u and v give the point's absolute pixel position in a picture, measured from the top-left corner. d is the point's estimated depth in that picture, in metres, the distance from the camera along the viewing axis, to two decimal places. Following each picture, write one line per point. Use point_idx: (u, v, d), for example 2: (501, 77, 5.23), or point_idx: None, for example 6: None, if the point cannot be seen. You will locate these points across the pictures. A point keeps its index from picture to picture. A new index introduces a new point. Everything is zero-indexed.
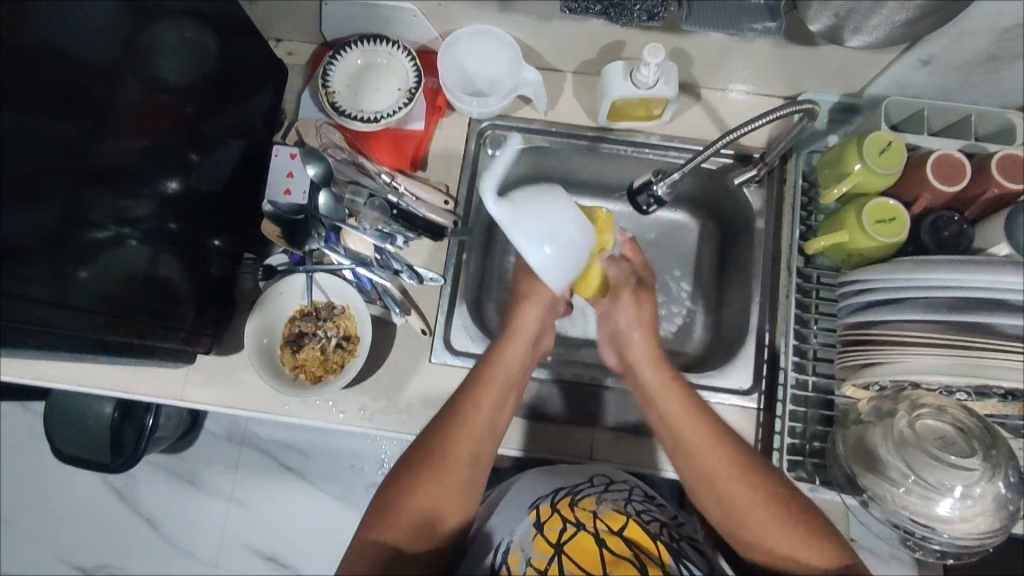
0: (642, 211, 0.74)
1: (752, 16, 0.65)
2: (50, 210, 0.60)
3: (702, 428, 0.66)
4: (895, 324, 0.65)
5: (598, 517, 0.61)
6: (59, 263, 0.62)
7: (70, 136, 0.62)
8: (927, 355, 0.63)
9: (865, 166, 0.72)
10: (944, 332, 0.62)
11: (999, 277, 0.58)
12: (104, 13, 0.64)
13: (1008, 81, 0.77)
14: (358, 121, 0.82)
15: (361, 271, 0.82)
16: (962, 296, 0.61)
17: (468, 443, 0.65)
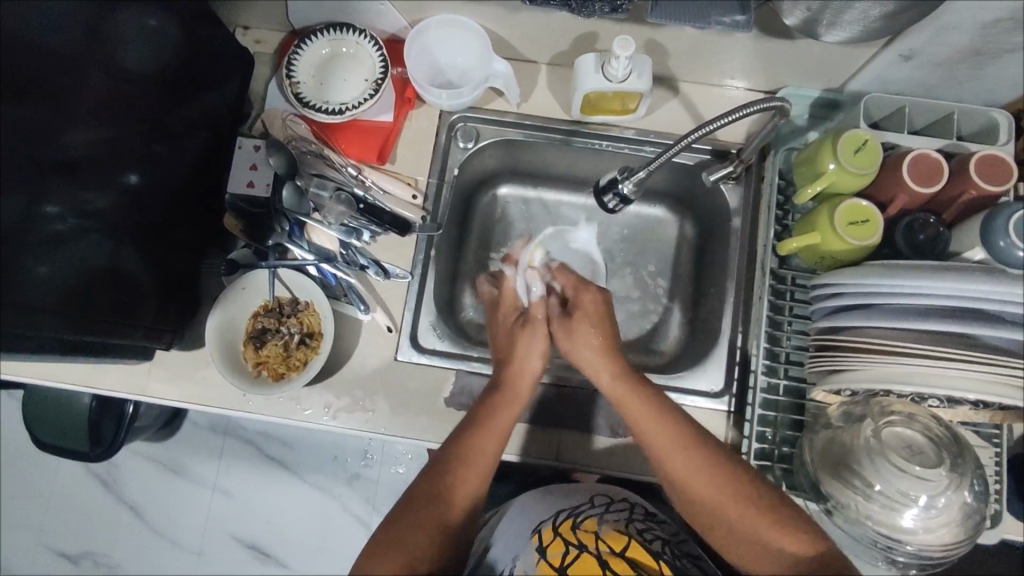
0: (609, 211, 0.71)
1: (721, 8, 0.61)
2: (8, 199, 0.58)
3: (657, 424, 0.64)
4: (866, 330, 0.63)
5: (600, 538, 0.61)
6: (17, 256, 0.60)
7: (32, 125, 0.60)
8: (893, 361, 0.60)
9: (838, 166, 0.70)
10: (915, 340, 0.60)
11: (971, 284, 0.57)
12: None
13: (993, 78, 0.75)
14: (323, 113, 0.79)
15: (325, 267, 0.80)
16: (940, 303, 0.59)
17: (465, 479, 0.62)
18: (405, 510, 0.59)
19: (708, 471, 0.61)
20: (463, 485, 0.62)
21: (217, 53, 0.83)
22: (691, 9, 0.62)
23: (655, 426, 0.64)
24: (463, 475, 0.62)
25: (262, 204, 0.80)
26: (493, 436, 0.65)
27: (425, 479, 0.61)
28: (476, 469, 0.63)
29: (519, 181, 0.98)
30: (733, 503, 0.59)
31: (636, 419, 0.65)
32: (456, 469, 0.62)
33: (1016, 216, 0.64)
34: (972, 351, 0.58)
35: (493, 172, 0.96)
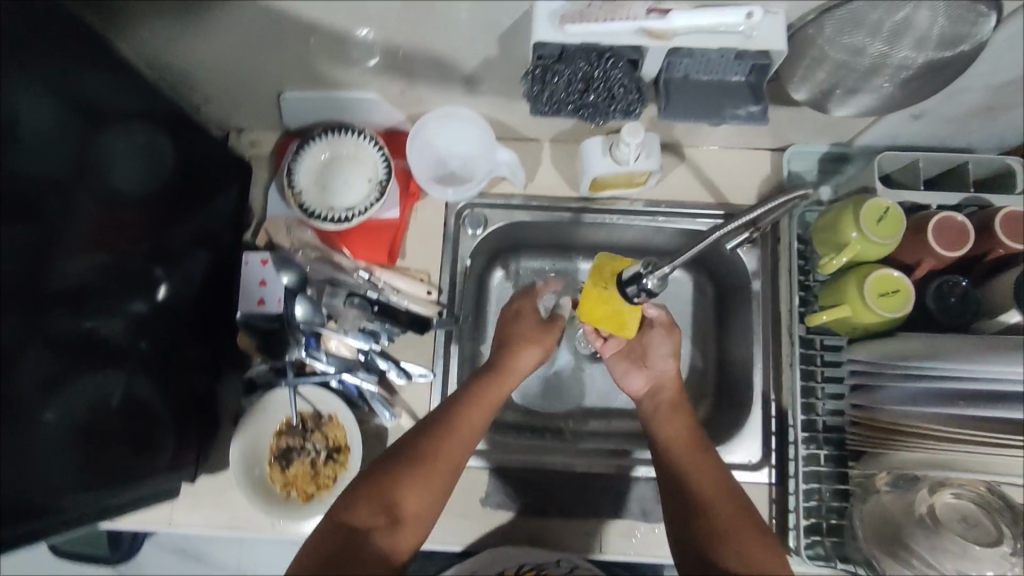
0: (633, 303, 0.67)
1: (733, 100, 0.61)
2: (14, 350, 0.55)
3: (676, 423, 0.70)
4: (904, 412, 0.62)
5: None
6: (28, 410, 0.57)
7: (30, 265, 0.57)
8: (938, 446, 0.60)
9: (861, 235, 0.69)
10: (958, 424, 0.59)
11: (1018, 367, 0.55)
12: (53, 126, 0.59)
13: (1003, 127, 0.74)
14: (329, 222, 0.77)
15: (347, 378, 0.78)
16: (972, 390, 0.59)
17: (422, 490, 0.60)
18: (361, 499, 0.58)
19: (711, 472, 0.65)
20: (418, 496, 0.60)
21: (208, 160, 0.82)
22: (703, 104, 0.61)
23: (674, 425, 0.70)
24: (416, 479, 0.60)
25: (275, 318, 0.79)
26: (454, 440, 0.64)
27: (381, 474, 0.60)
28: (432, 475, 0.61)
29: (529, 255, 0.95)
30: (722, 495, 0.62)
31: (664, 422, 0.70)
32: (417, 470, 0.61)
33: None
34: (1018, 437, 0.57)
35: (503, 250, 0.94)
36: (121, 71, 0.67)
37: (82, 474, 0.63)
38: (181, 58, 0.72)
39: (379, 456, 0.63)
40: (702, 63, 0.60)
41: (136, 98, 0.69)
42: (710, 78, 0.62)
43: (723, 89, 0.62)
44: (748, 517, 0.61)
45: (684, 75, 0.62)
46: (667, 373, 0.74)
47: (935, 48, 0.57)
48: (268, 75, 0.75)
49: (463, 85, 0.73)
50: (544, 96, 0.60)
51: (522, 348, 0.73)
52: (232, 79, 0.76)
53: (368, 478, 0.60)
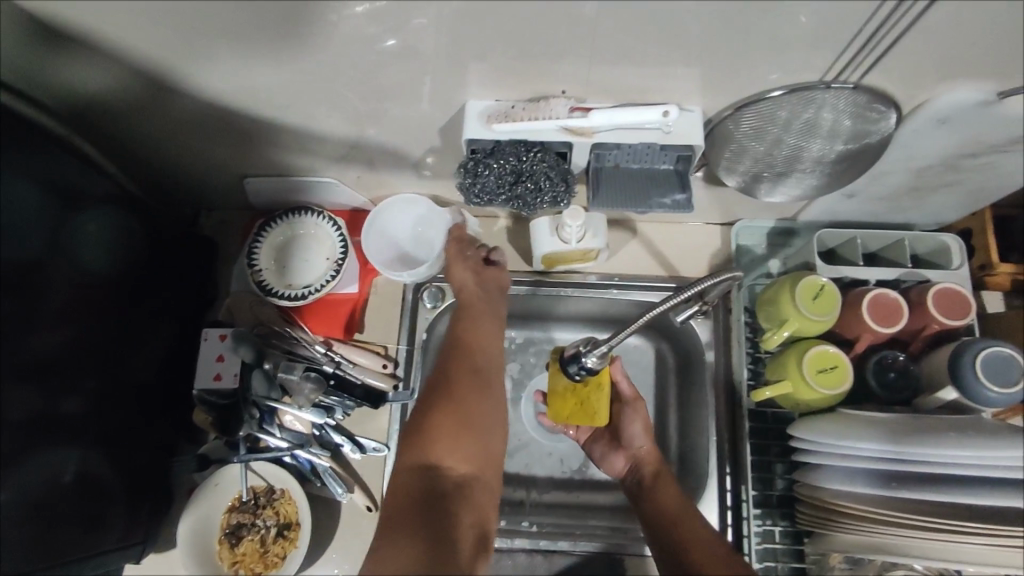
0: (575, 380, 0.69)
1: (660, 190, 0.64)
2: None
3: (666, 489, 0.72)
4: (846, 496, 0.62)
5: None
6: None
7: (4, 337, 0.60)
8: (883, 530, 0.59)
9: (798, 313, 0.70)
10: (902, 508, 0.58)
11: (949, 453, 0.55)
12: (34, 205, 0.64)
13: (935, 205, 0.77)
14: (285, 299, 0.80)
15: (300, 453, 0.79)
16: (904, 470, 0.59)
17: (453, 404, 0.58)
18: (434, 443, 0.55)
19: (700, 538, 0.64)
20: (451, 446, 0.55)
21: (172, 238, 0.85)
22: (631, 192, 0.64)
23: (665, 500, 0.70)
24: (450, 415, 0.57)
25: (230, 395, 0.77)
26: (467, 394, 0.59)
27: (419, 424, 0.56)
28: (463, 424, 0.57)
29: None
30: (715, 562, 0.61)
31: (656, 497, 0.71)
32: (440, 407, 0.57)
33: (983, 352, 0.64)
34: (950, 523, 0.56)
35: None
36: (83, 157, 0.72)
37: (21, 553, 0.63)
38: (150, 146, 0.77)
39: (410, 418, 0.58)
40: (631, 154, 0.64)
41: (104, 182, 0.74)
42: (640, 167, 0.65)
43: (651, 178, 0.65)
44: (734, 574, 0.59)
45: (615, 165, 0.65)
46: (643, 447, 0.77)
47: (845, 141, 0.60)
48: (233, 161, 0.79)
49: (416, 171, 0.77)
50: (476, 186, 0.64)
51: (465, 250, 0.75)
52: (201, 164, 0.81)
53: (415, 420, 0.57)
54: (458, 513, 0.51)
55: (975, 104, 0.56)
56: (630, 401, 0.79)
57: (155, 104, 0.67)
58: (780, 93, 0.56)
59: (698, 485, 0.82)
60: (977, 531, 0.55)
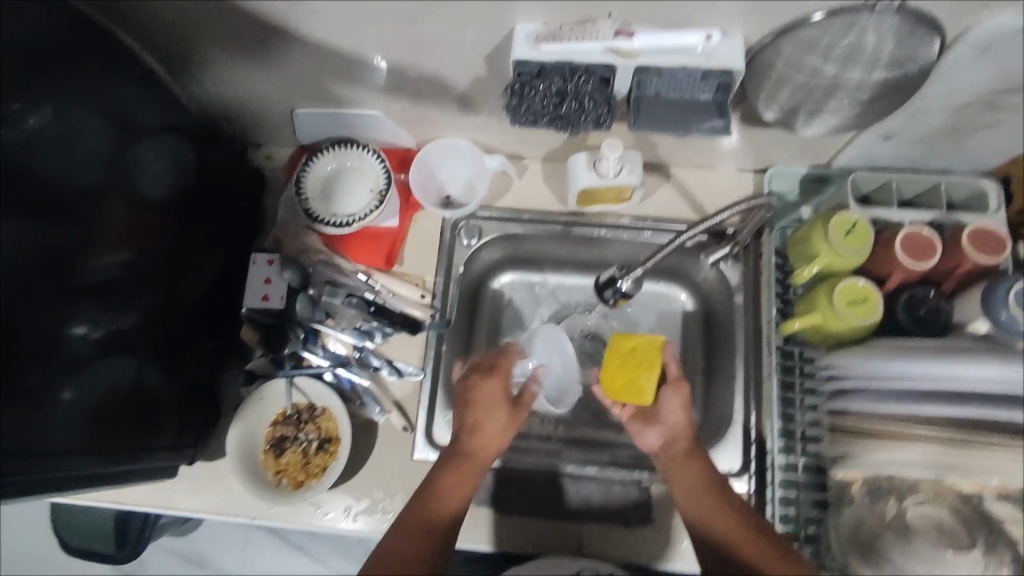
0: (608, 305, 0.72)
1: (699, 115, 0.66)
2: (38, 323, 0.61)
3: (697, 475, 0.70)
4: (868, 416, 0.67)
5: None
6: (50, 374, 0.63)
7: (64, 248, 0.64)
8: (908, 446, 0.65)
9: (832, 248, 0.71)
10: (923, 423, 0.64)
11: (963, 370, 0.61)
12: (93, 131, 0.68)
13: (974, 150, 0.77)
14: (331, 226, 0.84)
15: (340, 372, 0.83)
16: (933, 391, 0.63)
17: (467, 463, 0.70)
18: (436, 493, 0.67)
19: (733, 521, 0.66)
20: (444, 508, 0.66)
21: (225, 169, 0.88)
22: (672, 120, 0.67)
23: (688, 483, 0.70)
24: (455, 477, 0.69)
25: (277, 315, 0.83)
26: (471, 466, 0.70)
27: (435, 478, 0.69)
28: (460, 487, 0.68)
29: (520, 267, 1.00)
30: (757, 550, 0.63)
31: (679, 480, 0.71)
32: (450, 465, 0.70)
33: (1016, 286, 0.65)
34: (969, 436, 0.63)
35: (493, 264, 0.98)
36: (148, 87, 0.77)
37: (86, 446, 0.68)
38: (208, 74, 0.81)
39: (433, 466, 0.70)
40: (671, 82, 0.65)
41: (164, 111, 0.79)
42: (680, 96, 0.67)
43: (690, 107, 0.67)
44: (774, 556, 0.62)
45: (655, 94, 0.67)
46: (674, 425, 0.74)
47: (885, 68, 0.61)
48: (282, 91, 0.82)
49: (458, 104, 0.80)
50: (522, 107, 0.66)
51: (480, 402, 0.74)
52: (252, 94, 0.84)
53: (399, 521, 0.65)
54: None
55: (1018, 28, 0.56)
56: (673, 382, 0.76)
57: (209, 23, 0.71)
58: (821, 15, 0.57)
59: (724, 423, 0.85)
60: (990, 440, 0.62)
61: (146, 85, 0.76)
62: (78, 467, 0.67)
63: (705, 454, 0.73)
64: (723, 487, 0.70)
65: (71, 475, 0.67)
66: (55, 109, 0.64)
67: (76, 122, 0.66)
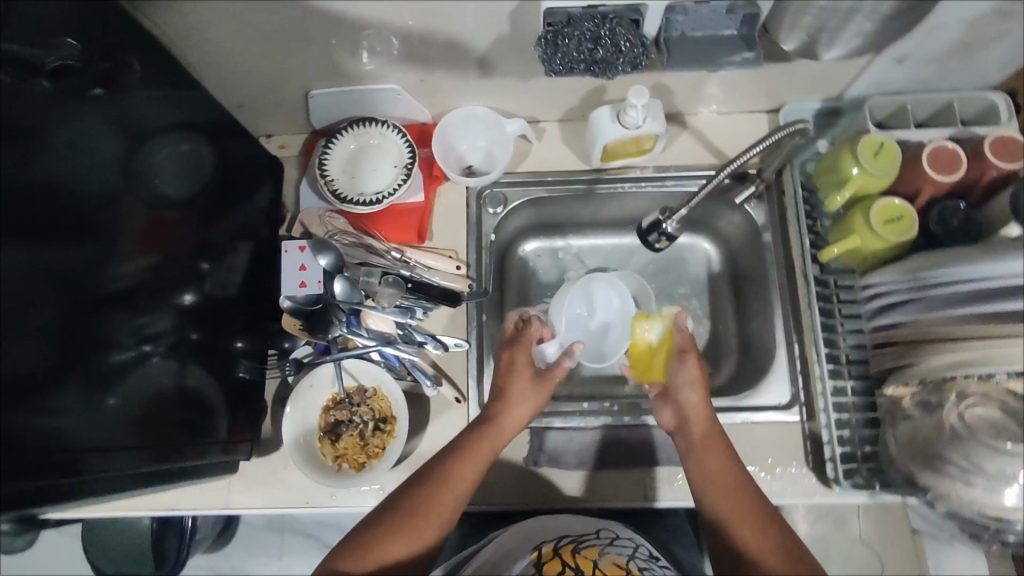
0: (655, 249, 0.76)
1: (727, 50, 0.68)
2: (65, 345, 0.58)
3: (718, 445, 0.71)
4: (920, 322, 0.70)
5: (598, 566, 0.66)
6: (87, 391, 0.60)
7: (84, 263, 0.60)
8: (948, 347, 0.67)
9: (862, 170, 0.73)
10: (967, 322, 0.66)
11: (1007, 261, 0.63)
12: (106, 139, 0.63)
13: (983, 64, 0.79)
14: (361, 205, 0.84)
15: (387, 350, 0.82)
16: (961, 292, 0.67)
17: (473, 457, 0.70)
18: (442, 472, 0.68)
19: (743, 503, 0.65)
20: (447, 495, 0.67)
21: (243, 161, 0.85)
22: (701, 56, 0.68)
23: (713, 470, 0.68)
24: (463, 466, 0.69)
25: (318, 300, 0.80)
26: (474, 463, 0.70)
27: (439, 463, 0.69)
28: (457, 481, 0.68)
29: (545, 233, 1.01)
30: (746, 526, 0.63)
31: (696, 460, 0.70)
32: (457, 457, 0.70)
33: None
34: (992, 328, 0.63)
35: (518, 233, 0.99)
36: (164, 83, 0.70)
37: (140, 460, 0.66)
38: (222, 62, 0.79)
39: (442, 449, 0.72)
40: (696, 20, 0.66)
41: (179, 108, 0.73)
42: (705, 34, 0.68)
43: (716, 42, 0.68)
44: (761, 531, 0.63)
45: (680, 34, 0.68)
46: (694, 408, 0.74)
47: None
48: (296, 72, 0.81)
49: (478, 68, 0.80)
50: (558, 56, 0.65)
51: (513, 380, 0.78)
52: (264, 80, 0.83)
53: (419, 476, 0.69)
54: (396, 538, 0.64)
55: None
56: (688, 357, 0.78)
57: (222, 7, 0.68)
58: None
59: (767, 359, 0.87)
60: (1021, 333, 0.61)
61: (162, 81, 0.70)
62: (132, 480, 0.65)
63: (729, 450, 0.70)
64: (743, 477, 0.68)
65: (124, 489, 0.64)
66: (65, 124, 0.58)
67: (87, 130, 0.60)
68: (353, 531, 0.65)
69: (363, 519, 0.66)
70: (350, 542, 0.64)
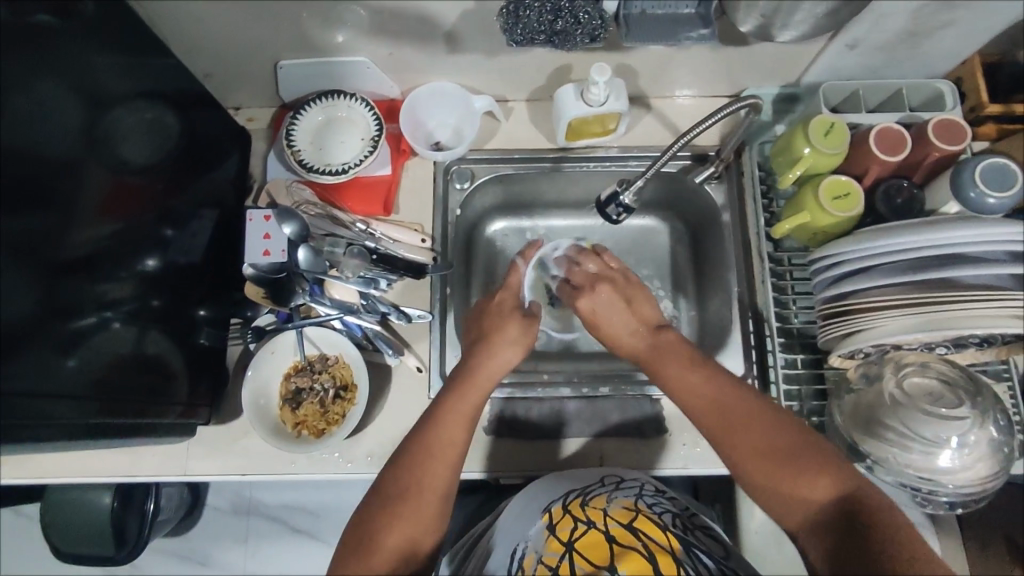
0: (612, 220, 0.79)
1: (686, 26, 0.72)
2: (18, 309, 0.57)
3: (688, 373, 0.67)
4: (866, 292, 0.72)
5: (608, 514, 0.61)
6: (42, 356, 0.60)
7: (39, 231, 0.59)
8: (894, 315, 0.70)
9: (813, 149, 0.76)
10: (910, 291, 0.70)
11: (951, 233, 0.67)
12: (64, 105, 0.62)
13: (930, 53, 0.83)
14: (327, 175, 0.85)
15: (349, 319, 0.83)
16: (923, 254, 0.69)
17: (458, 418, 0.67)
18: (430, 435, 0.66)
19: (762, 433, 0.61)
20: (436, 469, 0.64)
21: (210, 132, 0.85)
22: (659, 32, 0.71)
23: (692, 388, 0.66)
24: (449, 429, 0.66)
25: (281, 269, 0.80)
26: (458, 425, 0.67)
27: (419, 440, 0.66)
28: (444, 451, 0.65)
29: (513, 212, 1.02)
30: (773, 463, 0.59)
31: (670, 379, 0.68)
32: (438, 424, 0.66)
33: (980, 166, 0.71)
34: (948, 292, 0.68)
35: (487, 210, 1.00)
36: (123, 48, 0.69)
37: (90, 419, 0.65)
38: (188, 28, 0.79)
39: (417, 423, 0.68)
40: None
41: (139, 74, 0.72)
42: (665, 12, 0.72)
43: (675, 20, 0.72)
44: (781, 459, 0.59)
45: (641, 11, 0.72)
46: (619, 329, 0.75)
47: None
48: (265, 41, 0.81)
49: (446, 42, 0.81)
50: (519, 26, 0.68)
51: (498, 344, 0.75)
52: (230, 48, 0.83)
53: (407, 445, 0.66)
54: (397, 516, 0.61)
55: None
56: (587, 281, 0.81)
57: None
58: None
59: (725, 334, 0.89)
60: (973, 295, 0.67)
61: (114, 43, 0.68)
62: (79, 432, 0.65)
63: (718, 366, 0.68)
64: (763, 400, 0.64)
65: (70, 442, 0.64)
66: (18, 88, 0.58)
67: (44, 94, 0.60)
68: (350, 528, 0.62)
69: (356, 514, 0.63)
70: (347, 544, 0.61)
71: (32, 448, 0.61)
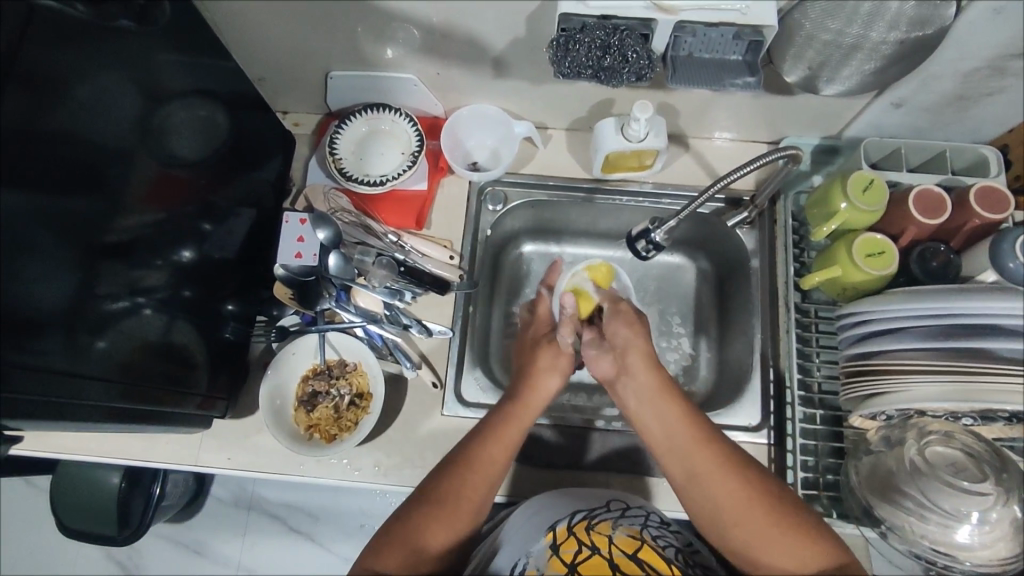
0: (642, 256, 0.81)
1: (731, 73, 0.72)
2: (52, 290, 0.58)
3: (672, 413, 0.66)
4: (895, 353, 0.71)
5: (613, 540, 0.60)
6: (75, 335, 0.61)
7: (87, 213, 0.61)
8: (928, 382, 0.69)
9: (850, 204, 0.76)
10: (941, 358, 0.68)
11: (989, 303, 0.65)
12: (120, 96, 0.64)
13: (976, 118, 0.82)
14: (364, 184, 0.87)
15: (372, 328, 0.85)
16: (962, 322, 0.67)
17: (507, 438, 0.67)
18: (480, 446, 0.66)
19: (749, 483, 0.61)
20: (476, 485, 0.64)
21: (258, 133, 0.87)
22: (704, 75, 0.72)
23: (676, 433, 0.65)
24: (497, 447, 0.66)
25: (311, 272, 0.82)
26: (505, 445, 0.67)
27: (466, 450, 0.66)
28: (487, 467, 0.65)
29: (541, 238, 1.03)
30: (773, 522, 0.58)
31: (655, 415, 0.67)
32: (488, 436, 0.67)
33: (1021, 238, 0.69)
34: (980, 362, 0.66)
35: (517, 233, 1.01)
36: (187, 47, 0.72)
37: (115, 400, 0.67)
38: (246, 32, 0.82)
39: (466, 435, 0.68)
40: (705, 43, 0.71)
41: (196, 74, 0.75)
42: (712, 56, 0.73)
43: (722, 65, 0.72)
44: (769, 514, 0.59)
45: (688, 54, 0.73)
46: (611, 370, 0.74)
47: (907, 28, 0.65)
48: (318, 50, 0.84)
49: (493, 67, 0.83)
50: (567, 60, 0.70)
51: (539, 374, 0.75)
52: (284, 53, 0.85)
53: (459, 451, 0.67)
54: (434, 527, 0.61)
55: None
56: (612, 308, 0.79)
57: None
58: None
59: (744, 380, 0.87)
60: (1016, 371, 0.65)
61: (179, 41, 0.71)
62: (99, 414, 0.66)
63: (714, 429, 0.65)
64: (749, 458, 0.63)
65: (92, 424, 0.65)
66: (84, 79, 0.60)
67: (105, 85, 0.62)
68: (380, 530, 0.62)
69: (393, 515, 0.63)
70: (375, 543, 0.61)
71: (54, 424, 0.63)
